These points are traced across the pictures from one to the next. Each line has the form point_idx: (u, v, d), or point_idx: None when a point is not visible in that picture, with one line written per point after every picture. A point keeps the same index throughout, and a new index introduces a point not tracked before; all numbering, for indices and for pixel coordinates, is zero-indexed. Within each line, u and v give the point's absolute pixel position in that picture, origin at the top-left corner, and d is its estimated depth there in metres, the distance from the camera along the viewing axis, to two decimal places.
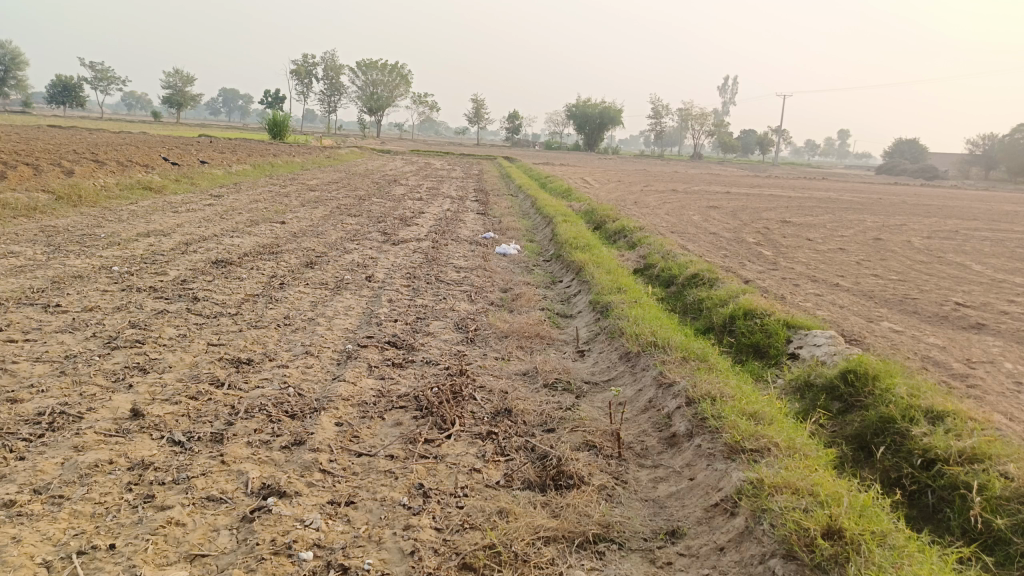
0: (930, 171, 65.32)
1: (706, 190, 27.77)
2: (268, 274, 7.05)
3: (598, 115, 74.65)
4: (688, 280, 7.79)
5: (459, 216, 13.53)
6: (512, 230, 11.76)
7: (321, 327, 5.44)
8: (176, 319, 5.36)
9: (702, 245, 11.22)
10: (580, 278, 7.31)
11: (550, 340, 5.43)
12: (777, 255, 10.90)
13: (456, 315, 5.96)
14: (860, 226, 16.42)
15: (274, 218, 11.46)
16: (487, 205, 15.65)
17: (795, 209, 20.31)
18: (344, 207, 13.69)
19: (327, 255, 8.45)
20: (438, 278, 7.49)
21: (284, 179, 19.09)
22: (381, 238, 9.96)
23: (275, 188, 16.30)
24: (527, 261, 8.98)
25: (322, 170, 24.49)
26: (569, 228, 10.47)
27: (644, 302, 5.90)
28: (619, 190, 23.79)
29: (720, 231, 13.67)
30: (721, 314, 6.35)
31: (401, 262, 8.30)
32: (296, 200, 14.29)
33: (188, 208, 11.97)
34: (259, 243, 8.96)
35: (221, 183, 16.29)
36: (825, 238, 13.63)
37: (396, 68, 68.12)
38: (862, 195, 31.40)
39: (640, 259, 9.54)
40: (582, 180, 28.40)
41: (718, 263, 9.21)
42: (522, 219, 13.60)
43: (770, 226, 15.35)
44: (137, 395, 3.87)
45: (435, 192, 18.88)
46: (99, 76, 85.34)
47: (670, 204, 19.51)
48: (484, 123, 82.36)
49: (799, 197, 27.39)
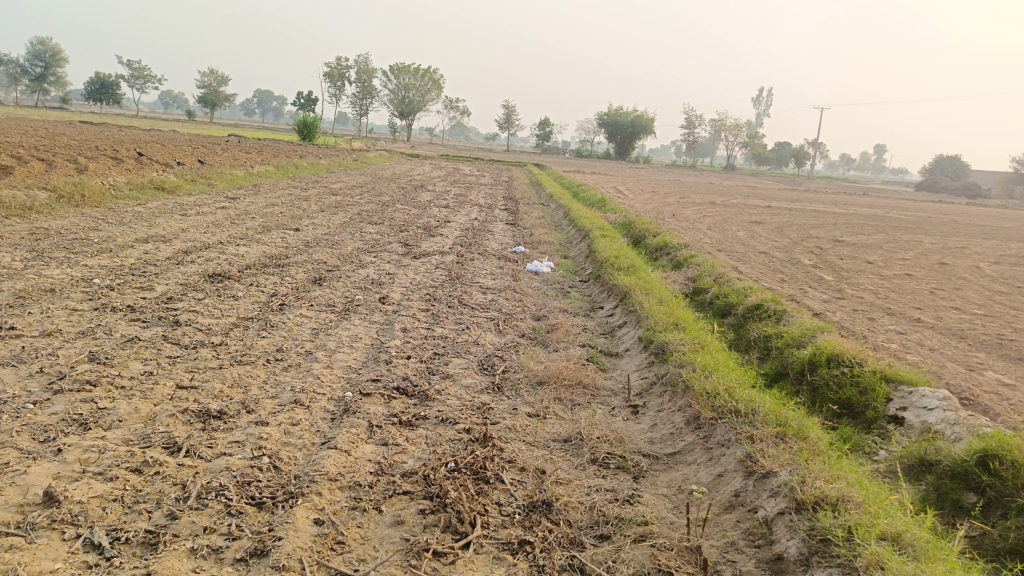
0: (972, 189, 63.33)
1: (746, 204, 26.53)
2: (268, 293, 6.17)
3: (630, 123, 73.53)
4: (749, 310, 6.75)
5: (487, 226, 12.63)
6: (545, 243, 10.82)
7: (318, 364, 4.53)
8: (147, 351, 4.48)
9: (755, 266, 10.14)
10: (625, 306, 6.30)
11: (595, 390, 4.43)
12: (840, 281, 9.79)
13: (481, 352, 5.00)
14: (921, 249, 15.18)
15: (288, 224, 10.63)
16: (517, 215, 14.75)
17: (844, 227, 19.12)
18: (365, 214, 12.84)
19: (339, 269, 7.58)
20: (462, 301, 6.55)
21: (306, 182, 18.38)
22: (401, 251, 9.06)
23: (296, 191, 15.55)
24: (562, 280, 7.99)
25: (348, 173, 23.83)
26: (608, 245, 9.46)
27: (708, 345, 4.88)
28: (655, 202, 22.66)
29: (771, 251, 12.58)
30: (797, 359, 5.30)
31: (421, 279, 7.38)
32: (315, 205, 13.46)
33: (199, 211, 11.20)
34: (266, 253, 8.11)
35: (239, 185, 15.59)
36: (886, 261, 12.45)
37: (428, 72, 67.59)
38: (908, 213, 29.90)
39: (688, 283, 8.50)
40: (616, 190, 27.35)
41: (778, 289, 8.14)
42: (555, 231, 12.67)
43: (823, 246, 14.21)
44: (63, 464, 2.96)
45: (463, 199, 17.98)
46: (135, 75, 86.45)
47: (711, 218, 18.47)
48: (515, 129, 81.73)
49: (845, 213, 26.01)
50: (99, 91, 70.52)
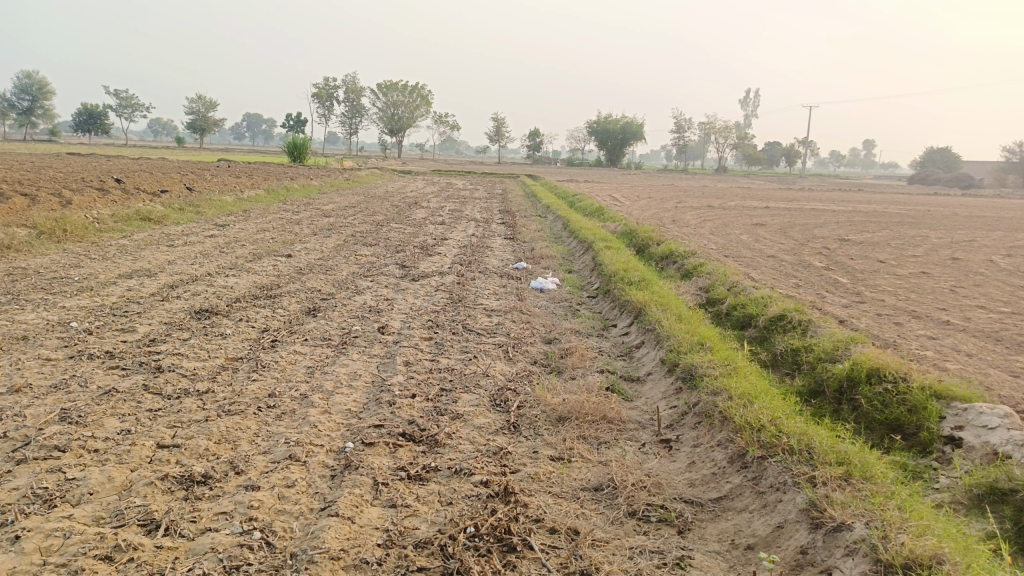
0: (965, 180, 63.32)
1: (744, 205, 26.18)
2: (259, 328, 5.76)
3: (620, 129, 73.47)
4: (772, 322, 6.35)
5: (486, 242, 12.25)
6: (547, 257, 10.43)
7: (315, 409, 4.10)
8: (125, 405, 4.05)
9: (766, 271, 9.74)
10: (641, 324, 5.90)
11: (622, 424, 4.02)
12: (856, 283, 9.40)
13: (492, 386, 4.58)
14: (930, 244, 14.84)
15: (280, 250, 10.23)
16: (516, 228, 14.39)
17: (848, 225, 18.80)
18: (359, 235, 12.44)
19: (335, 297, 7.16)
20: (466, 326, 6.13)
21: (298, 205, 18.01)
22: (398, 273, 8.65)
23: (287, 215, 15.16)
24: (570, 297, 7.60)
25: (340, 193, 23.50)
26: (614, 256, 9.08)
27: (740, 366, 4.48)
28: (653, 208, 22.31)
29: (779, 254, 12.21)
30: (834, 376, 4.90)
31: (421, 304, 6.96)
32: (307, 228, 13.07)
33: (187, 241, 10.79)
34: (256, 283, 7.69)
35: (229, 211, 15.21)
36: (898, 259, 12.08)
37: (416, 88, 67.40)
38: (908, 207, 29.58)
39: (701, 294, 8.11)
40: (611, 197, 27.00)
41: (797, 296, 7.75)
42: (556, 244, 12.29)
43: (830, 246, 13.85)
44: (20, 556, 2.54)
45: (458, 214, 17.59)
46: (123, 104, 86.31)
47: (712, 222, 18.15)
48: (505, 141, 81.61)
49: (844, 210, 25.69)
50: (87, 122, 70.29)
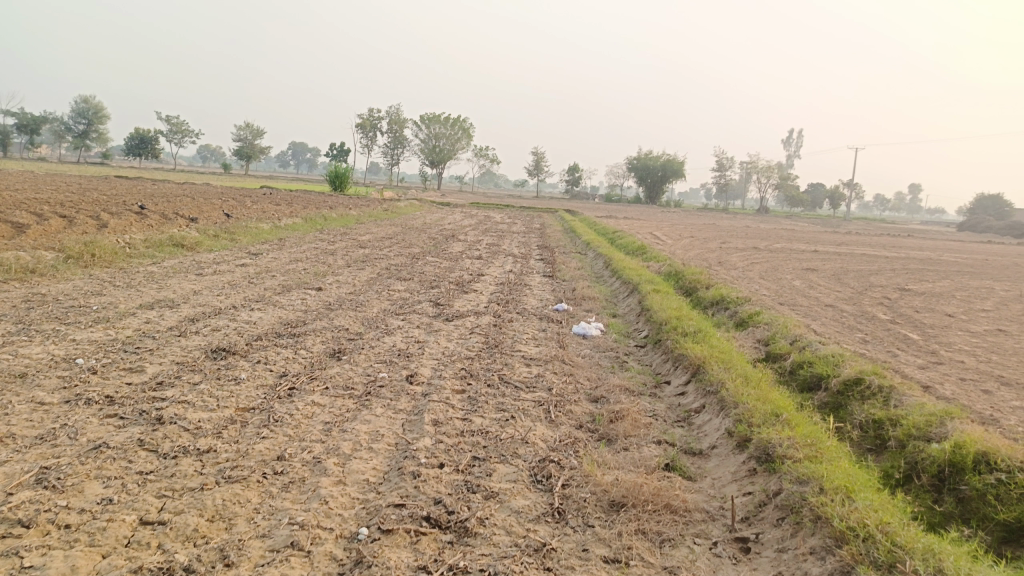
0: (1019, 228, 61.16)
1: (790, 248, 25.27)
2: (277, 373, 5.25)
3: (660, 166, 72.95)
4: (847, 387, 5.65)
5: (524, 280, 11.71)
6: (590, 298, 9.84)
7: (327, 479, 3.54)
8: (113, 465, 3.53)
9: (828, 323, 8.99)
10: (700, 384, 5.26)
11: (687, 515, 3.38)
12: (929, 340, 8.61)
13: (532, 455, 3.97)
14: (997, 297, 13.88)
15: (310, 283, 9.80)
16: (555, 266, 13.84)
17: (905, 273, 17.88)
18: (393, 268, 11.99)
19: (362, 338, 6.65)
20: (504, 377, 5.54)
21: (334, 234, 17.76)
22: (431, 312, 8.12)
23: (322, 245, 14.82)
24: (617, 345, 6.98)
25: (377, 223, 23.31)
26: (664, 302, 8.44)
27: (825, 447, 3.81)
28: (696, 248, 21.59)
29: (837, 304, 11.43)
30: (932, 458, 4.19)
31: (454, 350, 6.39)
32: (340, 259, 12.67)
33: (216, 270, 10.45)
34: (281, 319, 7.23)
35: (264, 239, 14.98)
36: (968, 313, 11.21)
37: (458, 121, 67.95)
38: (963, 256, 28.29)
39: (760, 348, 7.41)
40: (652, 235, 26.33)
41: (869, 355, 7.01)
42: (598, 284, 11.70)
43: (890, 296, 13.00)
44: None
45: (496, 249, 17.10)
46: (173, 130, 88.83)
47: (760, 265, 17.39)
48: (545, 176, 81.72)
49: (898, 257, 24.60)
50: (138, 147, 72.33)
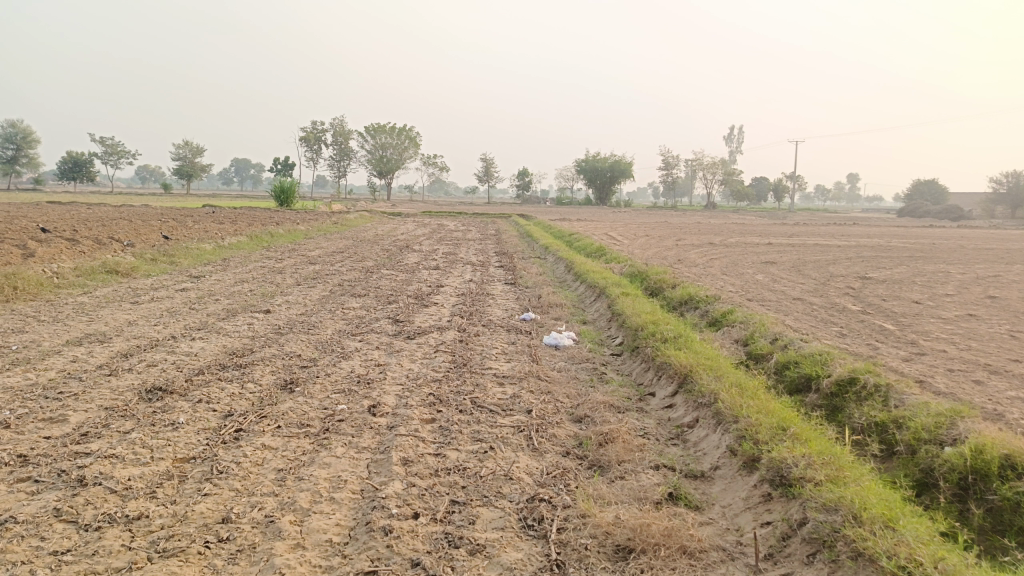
0: (955, 212, 63.25)
1: (745, 242, 25.35)
2: (222, 414, 4.66)
3: (609, 167, 73.35)
4: (841, 388, 5.34)
5: (486, 289, 11.23)
6: (556, 305, 9.42)
7: (283, 545, 2.99)
8: (19, 547, 2.94)
9: (802, 318, 8.74)
10: (691, 396, 4.86)
11: (705, 557, 2.94)
12: (904, 329, 8.42)
13: (518, 494, 3.49)
14: (956, 281, 13.96)
15: (258, 305, 9.15)
16: (516, 272, 13.40)
17: (862, 261, 17.99)
18: (346, 284, 11.39)
19: (317, 365, 6.07)
20: (476, 400, 5.04)
21: (282, 251, 17.01)
22: (391, 330, 7.57)
23: (269, 263, 14.09)
24: (592, 355, 6.55)
25: (328, 237, 22.56)
26: (635, 305, 8.05)
27: (845, 465, 3.43)
28: (654, 247, 21.45)
29: (805, 296, 11.24)
30: (951, 466, 3.87)
31: (419, 371, 5.87)
32: (290, 277, 11.99)
33: (154, 297, 9.69)
34: (226, 348, 6.60)
35: (207, 260, 14.17)
36: (934, 299, 11.16)
37: (404, 131, 67.12)
38: (911, 241, 28.88)
39: (739, 349, 7.09)
40: (608, 236, 26.14)
41: (853, 350, 6.74)
42: (562, 289, 11.30)
43: (854, 285, 12.92)
44: None
45: (452, 257, 16.59)
46: (108, 151, 85.82)
47: (720, 261, 17.28)
48: (495, 182, 81.40)
49: (850, 245, 24.88)
50: (72, 170, 69.57)
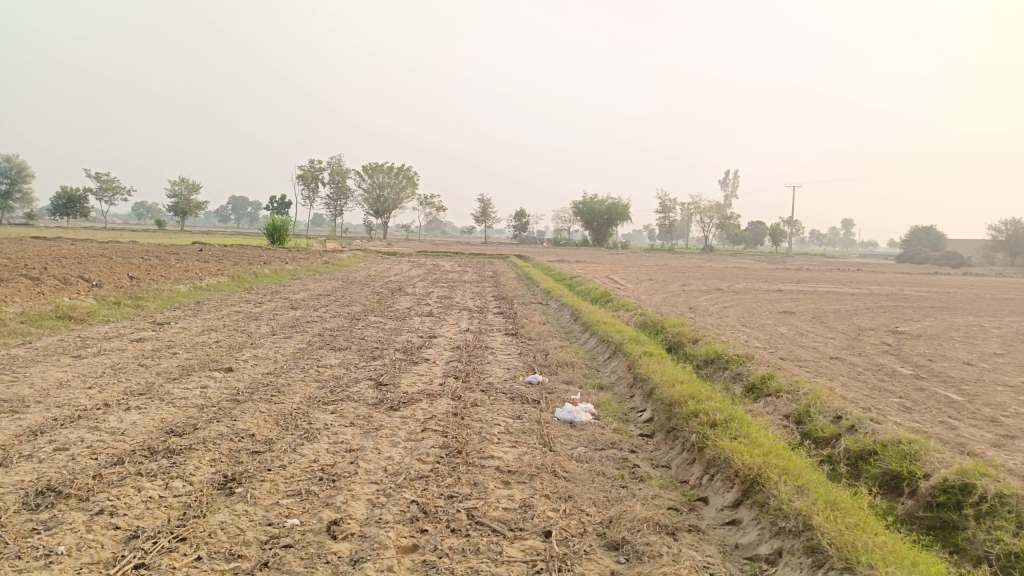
0: (954, 258, 62.66)
1: (754, 288, 24.24)
2: (123, 536, 3.37)
3: (606, 210, 72.88)
4: (950, 496, 4.11)
5: (484, 341, 10.02)
6: (566, 364, 8.19)
7: None
8: None
9: (852, 386, 7.53)
10: (764, 514, 3.62)
11: None
12: (974, 401, 7.19)
13: None
14: (995, 336, 12.82)
15: (220, 362, 7.90)
16: (517, 321, 12.21)
17: (883, 312, 16.90)
18: (327, 334, 10.15)
19: (273, 450, 4.81)
20: (474, 513, 3.78)
21: (265, 293, 15.84)
22: (371, 398, 6.31)
23: (246, 309, 12.85)
24: (618, 439, 5.30)
25: (316, 278, 21.47)
26: (661, 367, 6.84)
27: None
28: (661, 293, 20.27)
29: (840, 355, 10.05)
30: None
31: (400, 462, 4.61)
32: (264, 326, 10.75)
33: (102, 348, 8.43)
34: (164, 424, 5.33)
35: (178, 304, 12.95)
36: (985, 359, 9.98)
37: (401, 170, 66.44)
38: (924, 289, 27.87)
39: (792, 428, 5.86)
40: (610, 280, 25.01)
41: (935, 434, 5.50)
42: (569, 343, 10.09)
43: (888, 342, 11.74)
44: None
45: (447, 302, 15.41)
46: (105, 188, 85.47)
47: (733, 310, 16.17)
48: (492, 222, 80.95)
49: (864, 293, 23.76)
50: (65, 205, 68.85)
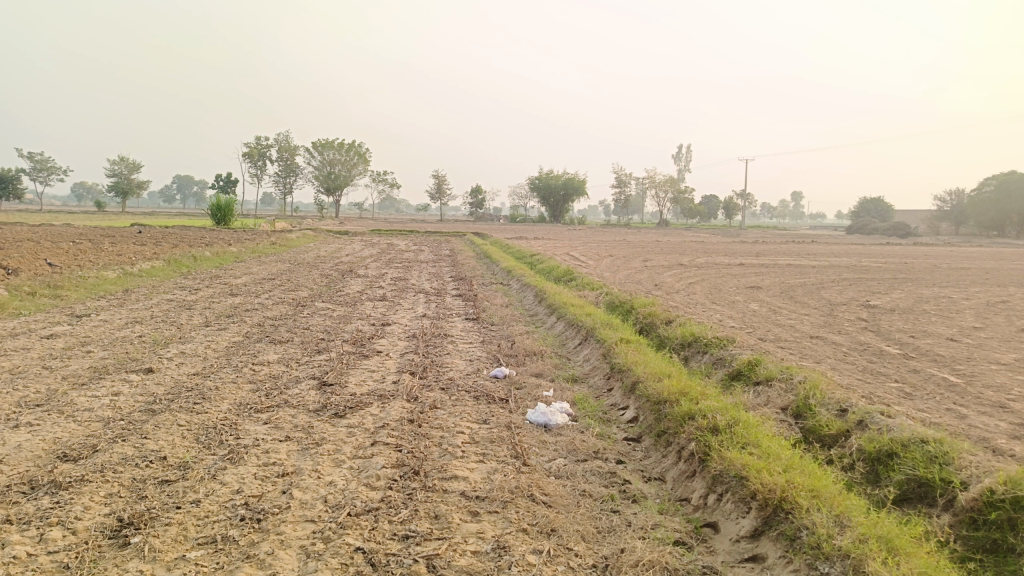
0: (902, 229, 63.78)
1: (716, 263, 23.85)
2: None
3: (563, 185, 72.17)
4: (999, 513, 3.49)
5: (443, 327, 9.19)
6: (534, 352, 7.44)
7: None
8: None
9: (844, 371, 6.96)
10: (798, 553, 2.93)
11: None
12: (974, 383, 6.69)
13: None
14: (968, 309, 12.53)
15: (140, 361, 6.90)
16: (477, 304, 11.41)
17: (850, 285, 16.61)
18: (268, 324, 9.18)
19: (188, 478, 3.93)
20: (436, 563, 2.99)
21: (204, 278, 14.67)
22: (313, 403, 5.45)
23: (180, 296, 11.73)
24: (601, 446, 4.57)
25: (262, 260, 20.27)
26: (642, 357, 6.13)
27: None
28: (623, 270, 19.70)
29: (821, 332, 9.53)
30: None
31: (345, 490, 3.79)
32: (198, 316, 9.70)
33: (2, 348, 7.33)
34: (55, 447, 4.38)
35: (104, 292, 11.75)
36: (967, 334, 9.58)
37: (353, 147, 64.42)
38: (880, 260, 27.93)
39: (792, 425, 5.21)
40: (570, 257, 24.32)
41: (951, 428, 4.94)
42: (534, 327, 9.35)
43: (864, 317, 11.30)
44: None
45: (402, 284, 14.50)
46: (38, 168, 81.25)
47: (700, 286, 15.65)
48: (447, 200, 79.62)
49: (824, 266, 23.60)
50: None
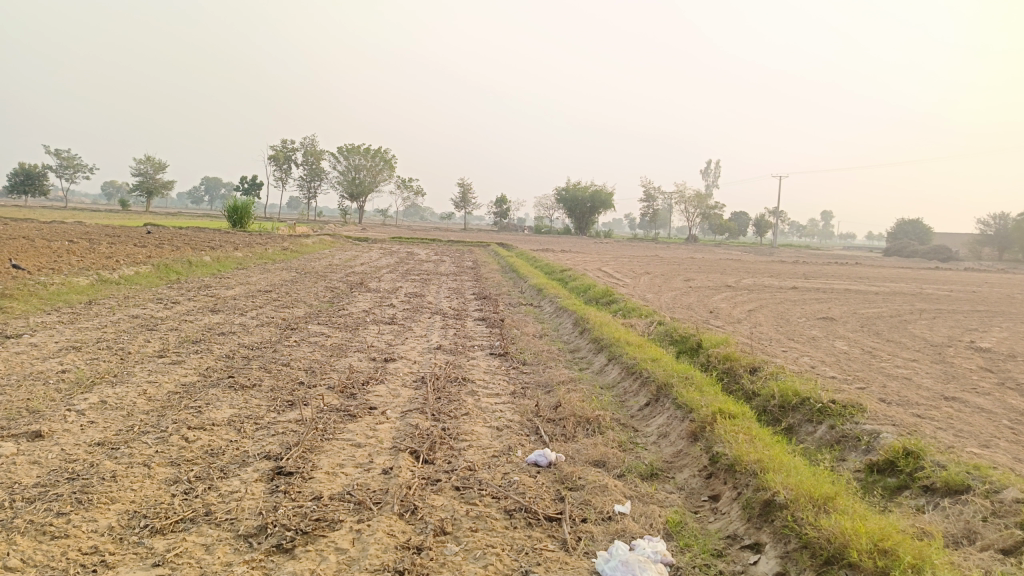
0: (943, 254, 60.62)
1: (766, 285, 21.43)
2: None
3: (590, 196, 70.03)
4: None
5: (462, 368, 7.09)
6: (587, 419, 5.31)
7: None
8: None
9: None
10: None
11: None
12: None
13: None
14: None
15: (33, 418, 4.87)
16: (504, 333, 9.30)
17: (935, 318, 14.28)
18: (240, 357, 7.14)
19: None
20: None
21: (191, 288, 12.73)
22: (247, 519, 3.39)
23: (150, 312, 9.76)
24: None
25: (267, 267, 18.41)
26: (766, 451, 4.01)
27: None
28: (667, 291, 17.54)
29: (954, 390, 7.30)
30: None
31: None
32: (156, 342, 7.68)
33: None
34: None
35: (59, 305, 9.79)
36: None
37: (379, 152, 63.02)
38: (940, 287, 25.17)
39: None
40: (604, 274, 22.08)
41: None
42: (579, 372, 7.21)
43: (989, 367, 8.99)
44: None
45: (417, 302, 12.45)
46: (64, 165, 81.02)
47: (763, 314, 13.42)
48: (471, 208, 77.85)
49: (887, 292, 21.21)
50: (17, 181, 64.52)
